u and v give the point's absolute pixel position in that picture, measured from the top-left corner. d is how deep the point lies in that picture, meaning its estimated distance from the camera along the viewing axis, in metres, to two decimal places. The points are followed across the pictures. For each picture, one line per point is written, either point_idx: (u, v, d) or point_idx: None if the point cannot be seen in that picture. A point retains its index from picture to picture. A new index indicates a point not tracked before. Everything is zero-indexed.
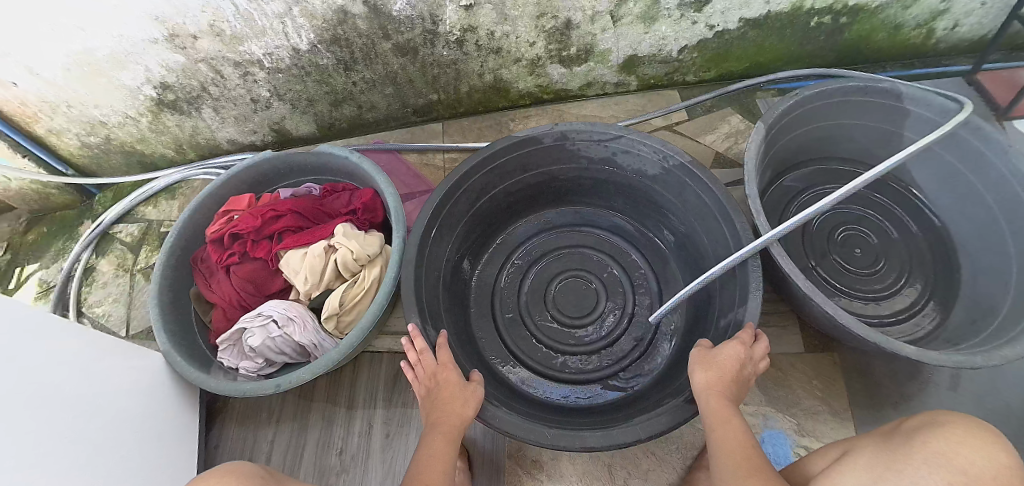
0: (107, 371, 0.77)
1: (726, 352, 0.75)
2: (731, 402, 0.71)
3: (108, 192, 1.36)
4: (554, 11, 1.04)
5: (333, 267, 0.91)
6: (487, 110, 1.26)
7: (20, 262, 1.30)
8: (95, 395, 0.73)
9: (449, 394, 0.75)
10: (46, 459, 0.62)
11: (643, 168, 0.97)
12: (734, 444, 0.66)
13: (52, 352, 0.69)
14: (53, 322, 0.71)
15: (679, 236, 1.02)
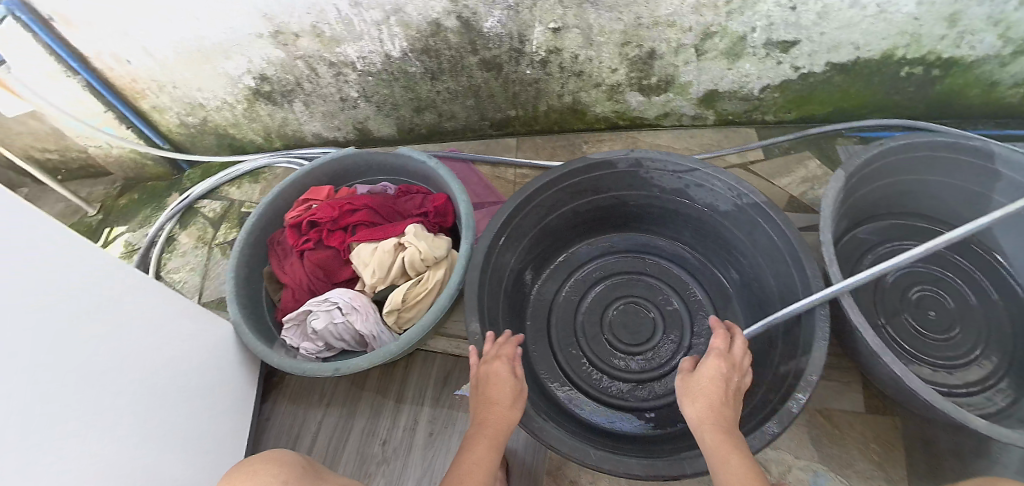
0: (177, 334, 0.81)
1: (704, 375, 0.73)
2: (727, 432, 0.67)
3: (197, 168, 1.48)
4: (639, 40, 1.06)
5: (400, 263, 0.94)
6: (563, 130, 1.29)
7: (110, 224, 1.43)
8: (159, 357, 0.76)
9: (491, 393, 0.74)
10: (103, 414, 0.65)
11: (715, 204, 0.96)
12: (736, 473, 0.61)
13: (130, 312, 0.71)
14: (140, 281, 0.74)
15: (745, 276, 1.00)
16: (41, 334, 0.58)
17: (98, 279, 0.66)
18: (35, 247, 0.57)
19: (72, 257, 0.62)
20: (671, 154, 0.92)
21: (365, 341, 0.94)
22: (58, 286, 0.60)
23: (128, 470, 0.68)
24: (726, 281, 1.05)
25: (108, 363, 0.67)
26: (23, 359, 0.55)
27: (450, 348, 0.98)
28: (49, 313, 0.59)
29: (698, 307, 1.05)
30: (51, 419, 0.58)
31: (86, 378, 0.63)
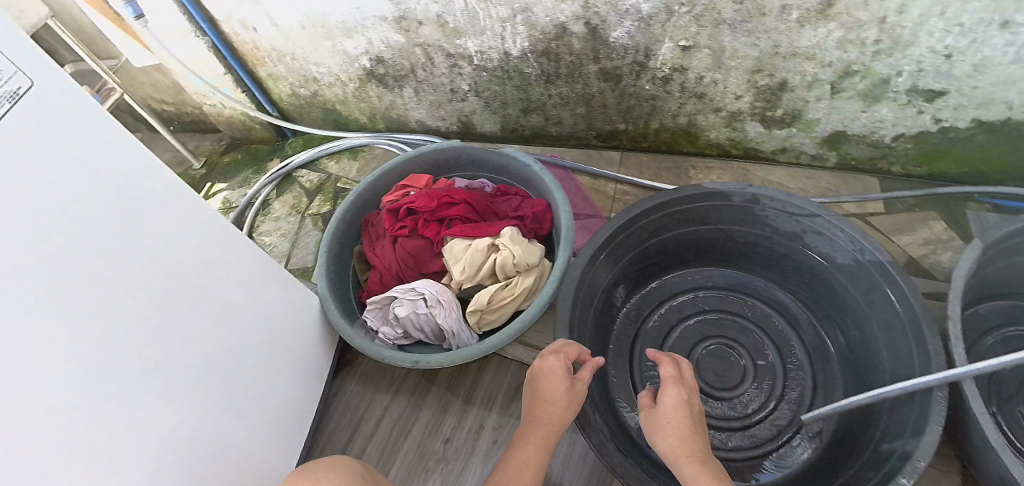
0: (262, 298, 0.81)
1: (665, 402, 0.67)
2: (705, 459, 0.61)
3: (299, 138, 1.56)
4: (773, 69, 1.00)
5: (491, 265, 0.93)
6: (671, 151, 1.25)
7: (211, 180, 1.57)
8: (240, 319, 0.77)
9: (546, 394, 0.70)
10: (179, 367, 0.66)
11: (833, 255, 0.88)
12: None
13: (213, 271, 0.71)
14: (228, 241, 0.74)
15: (851, 337, 0.91)
16: (133, 280, 0.59)
17: (193, 231, 0.67)
18: (137, 190, 0.58)
19: (172, 205, 0.63)
20: (791, 195, 0.86)
21: (443, 335, 0.93)
22: (155, 233, 0.61)
23: (198, 428, 0.69)
24: (830, 341, 0.95)
25: (191, 318, 0.68)
26: (112, 302, 0.56)
27: (527, 359, 0.95)
28: (143, 259, 0.60)
29: (791, 362, 0.95)
30: (128, 366, 0.59)
31: (168, 330, 0.64)
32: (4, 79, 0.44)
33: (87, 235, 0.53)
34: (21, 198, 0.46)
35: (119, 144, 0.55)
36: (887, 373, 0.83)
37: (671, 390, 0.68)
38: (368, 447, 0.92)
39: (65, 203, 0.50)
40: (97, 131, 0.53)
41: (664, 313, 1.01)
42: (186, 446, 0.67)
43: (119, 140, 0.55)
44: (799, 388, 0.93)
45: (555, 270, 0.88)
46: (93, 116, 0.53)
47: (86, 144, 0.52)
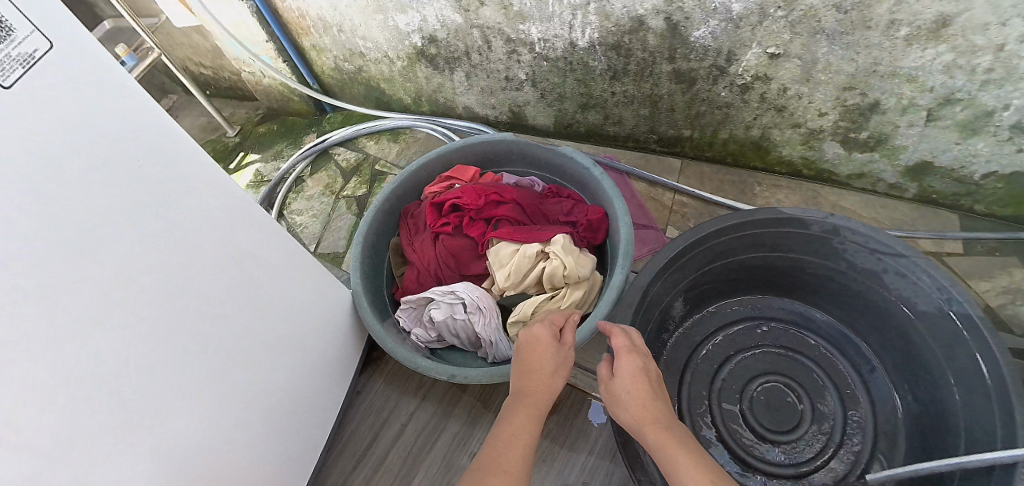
0: (290, 288, 0.77)
1: (617, 369, 0.61)
2: (671, 424, 0.55)
3: (337, 114, 1.51)
4: (866, 87, 0.91)
5: (539, 274, 0.86)
6: (736, 163, 1.17)
7: (244, 149, 1.58)
8: (267, 310, 0.73)
9: (530, 366, 0.62)
10: (199, 361, 0.62)
11: (914, 300, 0.78)
12: (695, 477, 0.49)
13: (229, 256, 0.65)
14: (246, 220, 0.67)
15: (919, 390, 0.81)
16: (155, 267, 0.55)
17: (220, 214, 0.63)
18: (163, 169, 0.54)
19: (199, 186, 0.59)
20: (877, 230, 0.77)
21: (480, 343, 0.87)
22: (179, 217, 0.57)
23: (213, 426, 0.66)
24: (897, 393, 0.85)
25: (215, 308, 0.64)
26: (131, 291, 0.52)
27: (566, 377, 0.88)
28: (166, 245, 0.56)
29: (851, 408, 0.86)
30: (145, 361, 0.55)
31: (190, 322, 0.60)
32: (19, 39, 0.41)
33: (108, 218, 0.49)
34: (31, 178, 0.43)
35: (144, 118, 0.52)
36: (961, 438, 0.73)
37: (621, 354, 0.62)
38: (390, 453, 0.88)
39: (84, 184, 0.47)
40: (121, 102, 0.49)
41: (717, 343, 0.93)
42: (199, 444, 0.64)
43: (145, 113, 0.52)
44: (859, 432, 0.83)
45: (611, 289, 0.80)
46: (119, 87, 0.49)
47: (109, 116, 0.48)
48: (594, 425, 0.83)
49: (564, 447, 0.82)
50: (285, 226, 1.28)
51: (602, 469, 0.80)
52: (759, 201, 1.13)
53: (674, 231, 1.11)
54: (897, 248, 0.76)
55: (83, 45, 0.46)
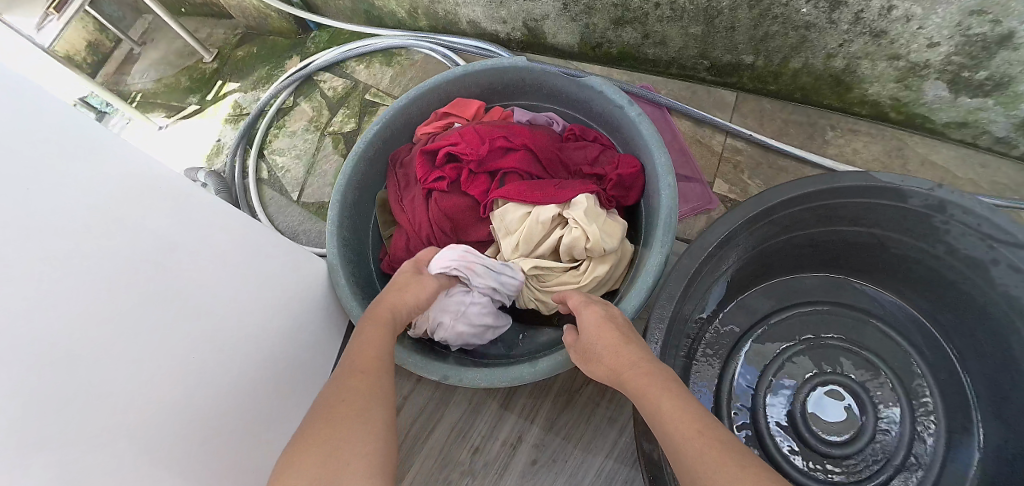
0: (269, 284, 0.68)
1: (590, 326, 0.56)
2: (644, 357, 0.50)
3: (323, 33, 1.28)
4: (1002, 11, 0.67)
5: (553, 244, 0.71)
6: (805, 100, 0.95)
7: (223, 77, 1.38)
8: (246, 307, 0.63)
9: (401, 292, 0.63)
10: (176, 370, 0.53)
11: None
12: (684, 427, 0.41)
13: (183, 248, 0.55)
14: (192, 211, 0.57)
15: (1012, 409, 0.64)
16: (91, 277, 0.44)
17: (169, 213, 0.53)
18: (86, 171, 0.44)
19: (137, 186, 0.50)
20: (999, 212, 0.57)
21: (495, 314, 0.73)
22: (115, 221, 0.47)
23: (203, 441, 0.55)
24: (978, 421, 0.68)
25: (182, 316, 0.54)
26: (57, 306, 0.41)
27: None
28: (100, 251, 0.45)
29: (919, 425, 0.71)
30: (104, 383, 0.45)
31: (156, 334, 0.51)
32: None
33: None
34: None
35: (69, 127, 0.43)
36: None
37: (597, 309, 0.58)
38: None
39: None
40: (28, 105, 0.40)
41: (768, 332, 0.79)
42: (197, 466, 0.53)
43: (54, 111, 0.42)
44: (926, 457, 0.69)
45: (646, 272, 0.63)
46: (20, 85, 0.40)
47: (24, 125, 0.39)
48: (615, 423, 0.72)
49: (578, 446, 0.71)
50: (265, 169, 1.12)
51: (621, 475, 0.69)
52: (831, 151, 0.93)
53: (723, 186, 0.93)
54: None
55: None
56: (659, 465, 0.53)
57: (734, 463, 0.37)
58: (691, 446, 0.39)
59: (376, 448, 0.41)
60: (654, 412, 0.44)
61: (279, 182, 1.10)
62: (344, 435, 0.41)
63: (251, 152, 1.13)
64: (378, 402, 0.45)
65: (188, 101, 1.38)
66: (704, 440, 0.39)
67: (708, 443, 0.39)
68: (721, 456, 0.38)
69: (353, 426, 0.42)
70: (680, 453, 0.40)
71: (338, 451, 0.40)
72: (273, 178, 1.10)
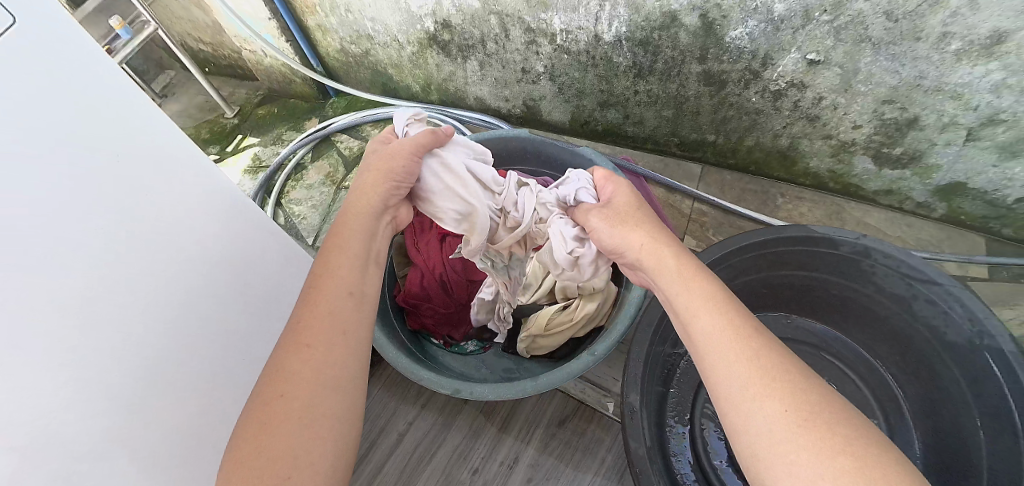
0: (272, 295, 0.75)
1: (625, 233, 0.63)
2: (686, 263, 0.56)
3: (342, 100, 1.46)
4: (907, 101, 0.85)
5: (550, 282, 0.85)
6: (759, 172, 1.12)
7: (243, 132, 1.51)
8: (253, 313, 0.72)
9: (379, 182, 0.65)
10: (191, 362, 0.62)
11: (947, 331, 0.73)
12: (741, 340, 0.47)
13: (224, 251, 0.65)
14: (239, 214, 0.67)
15: (943, 425, 0.76)
16: (148, 282, 0.55)
17: (201, 223, 0.61)
18: (150, 172, 0.54)
19: (189, 182, 0.59)
20: (911, 256, 0.72)
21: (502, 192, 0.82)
22: (166, 225, 0.57)
23: (196, 422, 0.64)
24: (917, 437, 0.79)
25: (199, 316, 0.62)
26: (116, 298, 0.52)
27: (572, 390, 0.84)
28: (159, 250, 0.56)
29: None
30: (139, 366, 0.55)
31: (182, 337, 0.60)
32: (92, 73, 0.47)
33: (89, 227, 0.48)
34: (51, 199, 0.45)
35: (161, 141, 0.55)
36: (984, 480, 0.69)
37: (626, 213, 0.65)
38: (382, 476, 0.83)
39: (28, 203, 0.43)
40: (117, 109, 0.50)
41: None
42: (185, 449, 0.63)
43: (149, 123, 0.53)
44: None
45: (629, 305, 0.76)
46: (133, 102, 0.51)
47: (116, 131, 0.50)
48: (602, 443, 0.80)
49: (569, 466, 0.79)
50: (283, 216, 1.22)
51: None
52: (781, 214, 1.09)
53: (692, 240, 1.08)
54: (937, 277, 0.71)
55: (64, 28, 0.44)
56: (642, 464, 0.62)
57: (788, 388, 0.43)
58: (743, 365, 0.45)
59: (315, 456, 0.44)
60: (700, 321, 0.50)
61: (294, 228, 1.20)
62: (285, 439, 0.44)
63: (269, 201, 1.23)
64: (332, 394, 0.47)
65: (208, 151, 1.50)
66: (756, 361, 0.45)
67: (761, 355, 0.45)
68: (773, 379, 0.44)
69: (293, 428, 0.45)
70: (726, 367, 0.46)
71: (269, 452, 0.43)
72: (290, 224, 1.21)
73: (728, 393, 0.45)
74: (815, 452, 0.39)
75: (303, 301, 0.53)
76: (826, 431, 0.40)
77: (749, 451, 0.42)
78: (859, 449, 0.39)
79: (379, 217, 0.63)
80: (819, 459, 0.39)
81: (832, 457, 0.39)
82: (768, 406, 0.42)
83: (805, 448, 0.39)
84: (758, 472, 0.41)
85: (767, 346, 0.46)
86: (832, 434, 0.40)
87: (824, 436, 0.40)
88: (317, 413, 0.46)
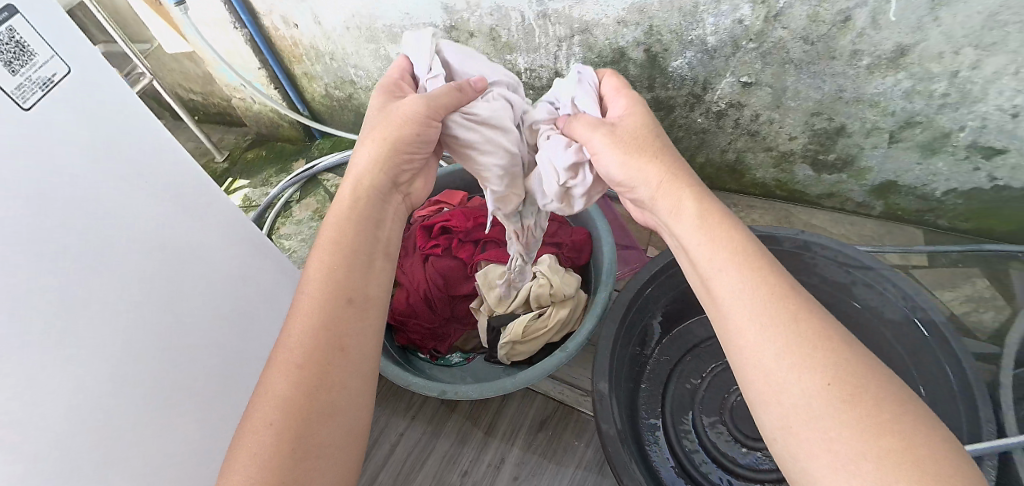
0: (247, 305, 0.79)
1: (641, 171, 0.59)
2: (716, 217, 0.53)
3: (326, 141, 1.57)
4: (833, 112, 0.96)
5: (524, 293, 0.91)
6: (712, 186, 1.23)
7: (233, 175, 1.60)
8: (244, 324, 0.78)
9: (384, 155, 0.66)
10: (191, 360, 0.68)
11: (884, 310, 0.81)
12: (778, 306, 0.44)
13: (222, 262, 0.73)
14: (237, 232, 0.77)
15: None
16: (156, 281, 0.62)
17: (196, 234, 0.68)
18: (163, 186, 0.63)
19: (196, 198, 0.69)
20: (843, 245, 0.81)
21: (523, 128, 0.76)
22: (175, 231, 0.65)
23: (188, 423, 0.68)
24: None
25: (174, 323, 0.65)
26: (130, 290, 0.58)
27: (553, 392, 0.91)
28: (166, 253, 0.63)
29: None
30: (146, 357, 0.61)
31: (158, 341, 0.62)
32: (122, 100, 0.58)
33: (109, 224, 0.56)
34: (82, 198, 0.52)
35: (174, 162, 0.65)
36: None
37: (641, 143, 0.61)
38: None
39: (38, 206, 0.48)
40: (140, 131, 0.60)
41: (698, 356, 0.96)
42: (176, 450, 0.66)
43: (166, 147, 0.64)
44: None
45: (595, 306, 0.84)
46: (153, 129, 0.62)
47: (138, 148, 0.60)
48: (581, 438, 0.86)
49: (552, 462, 0.84)
50: None
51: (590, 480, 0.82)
52: None
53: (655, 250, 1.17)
54: (870, 264, 0.80)
55: (89, 51, 0.55)
56: (614, 447, 0.68)
57: (827, 359, 0.41)
58: (779, 331, 0.43)
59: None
60: (723, 278, 0.48)
61: None
62: (275, 473, 0.44)
63: None
64: (324, 423, 0.48)
65: None
66: (795, 328, 0.43)
67: (799, 321, 0.43)
68: (814, 351, 0.41)
69: (284, 461, 0.45)
70: (762, 335, 0.44)
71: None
72: None
73: (762, 364, 0.43)
74: (860, 430, 0.37)
75: (297, 319, 0.53)
76: (870, 407, 0.38)
77: (770, 417, 0.42)
78: (909, 426, 0.36)
79: (383, 200, 0.67)
80: (862, 438, 0.36)
81: (875, 438, 0.36)
82: (808, 380, 0.40)
83: (838, 423, 0.38)
84: (786, 446, 0.40)
85: (806, 310, 0.44)
86: (872, 415, 0.37)
87: (870, 412, 0.37)
88: (309, 444, 0.47)
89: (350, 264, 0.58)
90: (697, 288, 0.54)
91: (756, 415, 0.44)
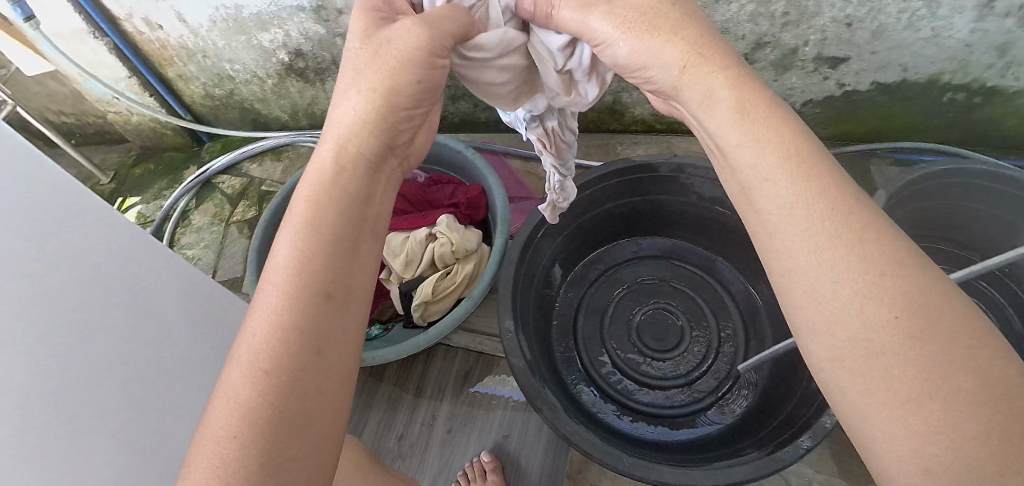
0: (159, 310, 0.69)
1: (687, 63, 0.45)
2: (790, 120, 0.41)
3: (216, 143, 1.51)
4: None
5: (429, 255, 0.94)
6: (599, 130, 1.29)
7: (121, 194, 1.50)
8: (176, 338, 0.72)
9: (378, 112, 0.46)
10: (116, 391, 0.61)
11: None
12: (852, 226, 0.36)
13: (144, 292, 0.65)
14: (159, 260, 0.68)
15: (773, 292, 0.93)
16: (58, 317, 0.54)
17: (104, 265, 0.60)
18: (61, 224, 0.54)
19: (104, 232, 0.59)
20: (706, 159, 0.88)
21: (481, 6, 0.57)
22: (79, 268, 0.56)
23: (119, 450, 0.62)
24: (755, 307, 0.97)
25: (63, 362, 0.55)
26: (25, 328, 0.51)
27: (472, 345, 0.95)
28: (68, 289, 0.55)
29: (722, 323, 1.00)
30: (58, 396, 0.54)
31: (44, 386, 0.53)
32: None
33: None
34: None
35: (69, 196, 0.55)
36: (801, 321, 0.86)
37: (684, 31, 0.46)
38: None
39: None
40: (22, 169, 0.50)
41: (604, 285, 1.05)
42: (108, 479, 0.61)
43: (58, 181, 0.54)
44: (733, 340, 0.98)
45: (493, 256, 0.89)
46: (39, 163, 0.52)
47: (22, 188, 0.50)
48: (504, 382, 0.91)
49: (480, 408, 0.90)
50: None
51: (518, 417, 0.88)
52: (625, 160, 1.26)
53: None
54: None
55: None
56: (526, 377, 0.73)
57: (903, 289, 0.34)
58: (858, 257, 0.35)
59: None
60: (774, 190, 0.39)
61: None
62: None
63: None
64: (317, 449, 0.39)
65: None
66: (886, 258, 0.34)
67: (877, 250, 0.35)
68: (890, 281, 0.34)
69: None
70: (835, 264, 0.36)
71: None
72: None
73: (837, 297, 0.35)
74: (933, 370, 0.31)
75: (262, 326, 0.40)
76: (952, 347, 0.32)
77: (817, 343, 0.37)
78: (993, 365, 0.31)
79: (375, 169, 0.48)
80: (935, 378, 0.31)
81: (966, 394, 0.30)
82: (873, 312, 0.34)
83: (915, 369, 0.32)
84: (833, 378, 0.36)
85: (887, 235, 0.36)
86: (953, 350, 0.32)
87: (948, 353, 0.32)
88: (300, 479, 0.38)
89: (328, 255, 0.43)
90: (738, 205, 0.45)
91: (800, 341, 0.39)
